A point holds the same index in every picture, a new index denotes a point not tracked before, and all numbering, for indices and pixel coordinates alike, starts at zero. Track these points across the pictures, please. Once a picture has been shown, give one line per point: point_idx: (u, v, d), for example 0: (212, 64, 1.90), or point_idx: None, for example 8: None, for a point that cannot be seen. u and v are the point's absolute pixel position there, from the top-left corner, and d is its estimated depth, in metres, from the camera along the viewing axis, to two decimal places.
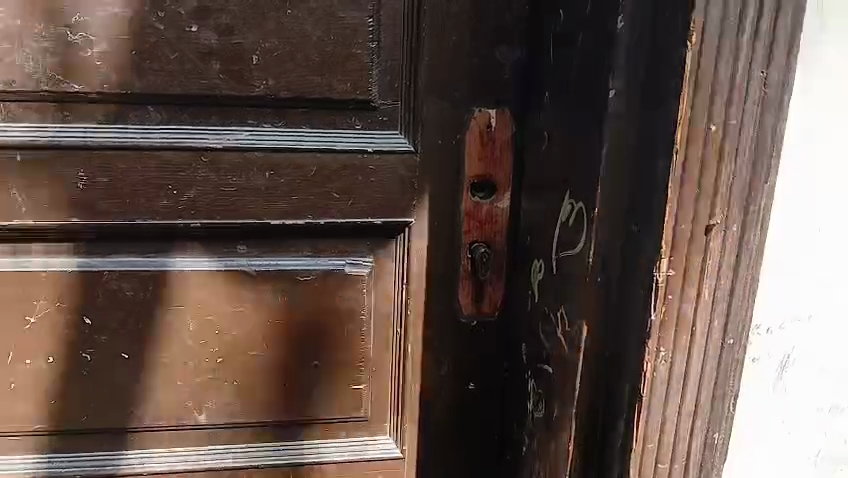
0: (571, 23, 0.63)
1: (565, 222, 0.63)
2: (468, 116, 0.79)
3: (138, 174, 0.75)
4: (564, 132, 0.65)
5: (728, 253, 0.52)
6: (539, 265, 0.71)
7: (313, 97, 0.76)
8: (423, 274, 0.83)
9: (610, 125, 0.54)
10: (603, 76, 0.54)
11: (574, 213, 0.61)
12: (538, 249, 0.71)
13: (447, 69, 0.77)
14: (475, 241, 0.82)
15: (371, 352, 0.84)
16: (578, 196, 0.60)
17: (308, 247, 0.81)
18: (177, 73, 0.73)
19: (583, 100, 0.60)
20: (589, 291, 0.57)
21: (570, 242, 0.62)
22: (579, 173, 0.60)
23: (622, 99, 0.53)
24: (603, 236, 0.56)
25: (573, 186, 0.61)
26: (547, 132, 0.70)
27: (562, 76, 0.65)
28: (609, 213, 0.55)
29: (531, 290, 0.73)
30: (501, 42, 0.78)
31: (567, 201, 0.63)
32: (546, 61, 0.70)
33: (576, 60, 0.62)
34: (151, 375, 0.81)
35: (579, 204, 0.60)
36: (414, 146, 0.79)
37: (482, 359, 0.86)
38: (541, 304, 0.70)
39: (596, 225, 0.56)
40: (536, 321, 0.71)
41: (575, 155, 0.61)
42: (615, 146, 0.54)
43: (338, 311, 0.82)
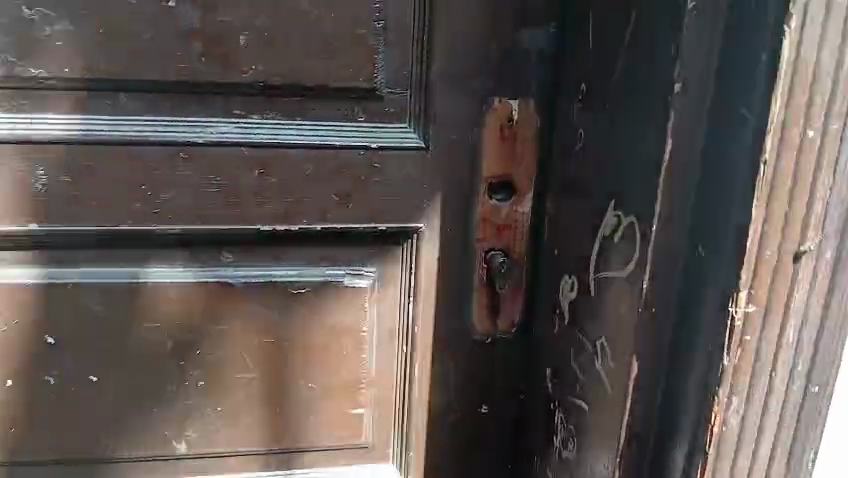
0: (620, 2, 0.53)
1: (609, 239, 0.54)
2: (486, 107, 0.69)
3: (107, 174, 0.65)
4: (610, 132, 0.55)
5: (815, 283, 0.44)
6: (573, 282, 0.62)
7: (309, 85, 0.66)
8: (434, 286, 0.73)
9: (674, 128, 0.45)
10: (668, 69, 0.46)
11: (622, 229, 0.52)
12: (571, 263, 0.62)
13: (465, 53, 0.67)
14: (492, 249, 0.73)
15: (372, 373, 0.75)
16: (629, 208, 0.51)
17: (301, 257, 0.71)
18: (151, 56, 0.63)
19: (634, 95, 0.51)
20: (642, 326, 0.49)
21: (618, 262, 0.53)
22: (630, 182, 0.51)
23: (690, 98, 0.45)
24: (661, 259, 0.47)
25: (621, 197, 0.52)
26: (583, 130, 0.61)
27: (608, 66, 0.56)
28: (673, 233, 0.47)
29: (560, 309, 0.64)
30: (526, 23, 0.67)
31: (613, 214, 0.54)
32: (584, 49, 0.60)
33: (627, 47, 0.52)
34: (125, 401, 0.71)
35: (630, 219, 0.51)
36: (425, 142, 0.69)
37: (495, 382, 0.77)
38: (575, 328, 0.61)
39: (653, 246, 0.48)
40: (566, 348, 0.62)
41: (624, 160, 0.52)
42: (680, 154, 0.46)
43: (336, 329, 0.73)
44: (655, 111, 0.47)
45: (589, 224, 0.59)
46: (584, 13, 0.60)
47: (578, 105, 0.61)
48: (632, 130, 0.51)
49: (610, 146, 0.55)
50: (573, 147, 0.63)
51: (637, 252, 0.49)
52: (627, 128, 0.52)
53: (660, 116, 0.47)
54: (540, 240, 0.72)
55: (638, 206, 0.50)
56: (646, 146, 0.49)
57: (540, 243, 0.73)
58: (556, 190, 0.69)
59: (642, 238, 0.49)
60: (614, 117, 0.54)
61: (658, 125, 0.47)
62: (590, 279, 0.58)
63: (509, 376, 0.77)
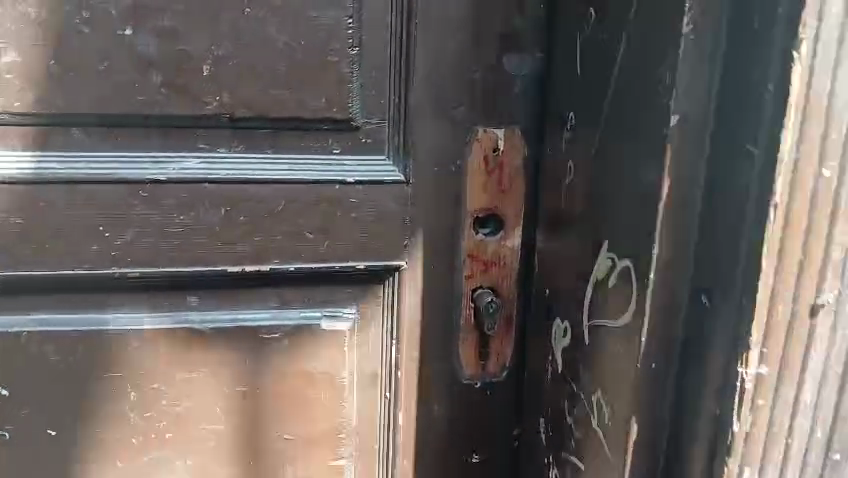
0: (607, 27, 0.49)
1: (602, 284, 0.50)
2: (470, 137, 0.64)
3: (60, 214, 0.60)
4: (599, 166, 0.51)
5: (825, 336, 0.40)
6: (564, 327, 0.57)
7: (278, 116, 0.61)
8: (417, 327, 0.68)
9: (669, 166, 0.42)
10: (661, 101, 0.42)
11: (615, 275, 0.48)
12: (563, 305, 0.58)
13: (446, 79, 0.63)
14: (479, 287, 0.68)
15: (354, 421, 0.70)
16: (623, 252, 0.47)
17: (274, 298, 0.66)
18: (106, 88, 0.58)
19: (624, 127, 0.47)
20: (641, 383, 0.45)
21: (612, 311, 0.49)
22: (623, 222, 0.47)
23: (687, 133, 0.41)
24: (658, 308, 0.44)
25: (616, 240, 0.48)
26: (571, 162, 0.56)
27: (596, 95, 0.52)
28: (673, 280, 0.44)
29: (552, 355, 0.60)
30: (511, 47, 0.63)
31: (605, 257, 0.50)
32: (571, 76, 0.56)
33: (616, 75, 0.48)
34: (86, 457, 0.66)
35: (625, 263, 0.47)
36: (404, 174, 0.64)
37: (487, 429, 0.72)
38: (567, 377, 0.57)
39: (652, 296, 0.44)
40: (560, 398, 0.58)
41: (615, 197, 0.48)
42: (678, 193, 0.42)
43: (312, 376, 0.68)
44: (648, 143, 0.44)
45: (581, 265, 0.54)
46: (570, 37, 0.56)
47: (566, 135, 0.57)
48: (623, 162, 0.47)
49: (600, 179, 0.51)
50: (561, 180, 0.58)
51: (634, 300, 0.45)
52: (618, 163, 0.48)
53: (654, 149, 0.43)
54: (530, 277, 0.68)
55: (632, 248, 0.46)
56: (639, 184, 0.45)
57: (530, 280, 0.68)
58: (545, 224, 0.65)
59: (638, 286, 0.45)
60: (604, 150, 0.50)
61: (652, 161, 0.43)
62: (583, 327, 0.54)
63: (501, 422, 0.72)
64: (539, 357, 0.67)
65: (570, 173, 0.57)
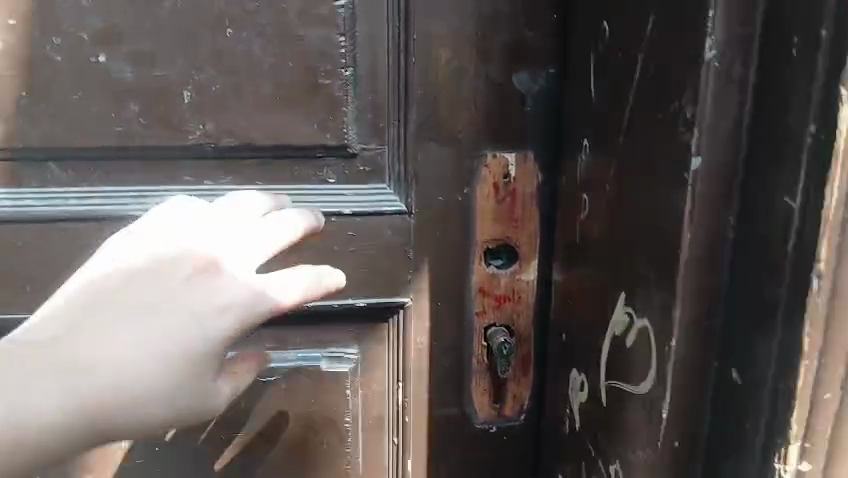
0: (621, 46, 0.43)
1: (621, 340, 0.44)
2: (478, 162, 0.58)
3: (39, 252, 0.57)
4: (612, 204, 0.45)
5: None
6: (583, 382, 0.52)
7: (267, 144, 0.56)
8: (425, 368, 0.63)
9: (690, 216, 0.36)
10: (680, 139, 0.36)
11: (634, 333, 0.42)
12: (581, 357, 0.52)
13: (451, 101, 0.57)
14: (492, 324, 0.62)
15: (360, 467, 0.65)
16: (643, 309, 0.41)
17: (270, 339, 0.61)
18: (83, 120, 0.54)
19: (637, 165, 0.41)
20: (662, 461, 0.40)
21: (631, 376, 0.42)
22: (640, 274, 0.41)
23: (712, 178, 0.35)
24: (685, 380, 0.38)
25: (634, 294, 0.42)
26: (585, 196, 0.50)
27: (609, 123, 0.45)
28: (697, 348, 0.38)
29: (570, 410, 0.55)
30: (521, 63, 0.57)
31: (622, 310, 0.43)
32: (586, 99, 0.49)
33: (631, 104, 0.41)
34: None
35: (644, 322, 0.40)
36: (407, 204, 0.59)
37: (505, 476, 0.66)
38: (584, 437, 0.52)
39: (673, 366, 0.38)
40: (577, 460, 0.54)
41: (630, 244, 0.42)
42: (700, 248, 0.36)
43: (313, 420, 0.63)
44: (664, 187, 0.38)
45: (599, 314, 0.48)
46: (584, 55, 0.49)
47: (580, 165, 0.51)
48: (638, 203, 0.41)
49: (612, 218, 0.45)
50: (576, 217, 0.52)
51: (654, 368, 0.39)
52: (632, 205, 0.42)
53: (671, 194, 0.37)
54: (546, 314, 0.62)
55: (653, 310, 0.39)
56: (656, 234, 0.38)
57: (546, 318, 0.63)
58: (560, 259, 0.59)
59: (658, 352, 0.39)
60: (618, 188, 0.44)
61: (673, 209, 0.37)
62: (601, 387, 0.48)
63: (519, 469, 0.66)
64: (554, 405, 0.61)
65: (584, 208, 0.50)
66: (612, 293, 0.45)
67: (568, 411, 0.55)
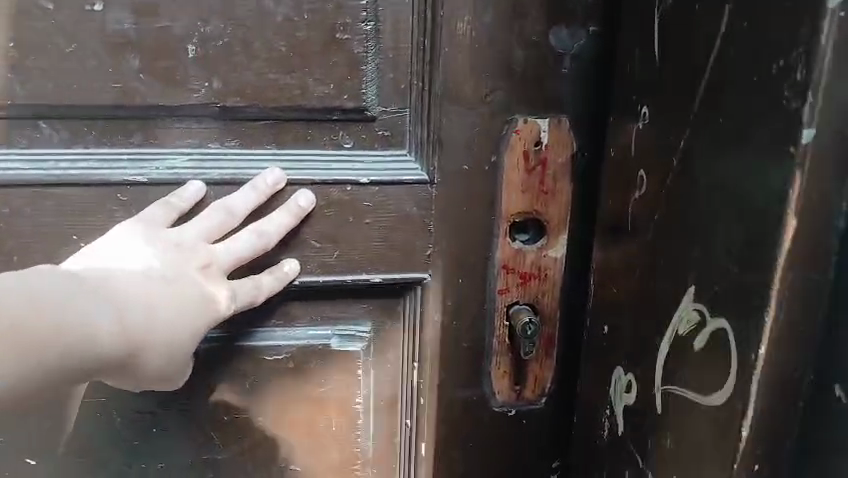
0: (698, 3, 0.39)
1: (687, 338, 0.41)
2: (507, 128, 0.54)
3: (28, 220, 0.52)
4: (682, 184, 0.41)
5: None
6: (628, 381, 0.50)
7: (278, 105, 0.52)
8: (443, 348, 0.58)
9: (797, 200, 0.32)
10: (784, 109, 0.32)
11: (706, 333, 0.39)
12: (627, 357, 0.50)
13: (480, 60, 0.52)
14: (516, 302, 0.58)
15: (370, 452, 0.62)
16: (718, 310, 0.38)
17: (277, 316, 0.57)
18: (75, 74, 0.49)
19: (718, 140, 0.37)
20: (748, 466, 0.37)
21: (700, 382, 0.40)
22: (718, 267, 0.38)
23: (825, 154, 0.32)
24: (770, 397, 0.35)
25: (706, 293, 0.39)
26: (642, 172, 0.46)
27: (679, 90, 0.41)
28: (794, 340, 0.35)
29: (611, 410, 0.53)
30: (558, 20, 0.52)
31: (691, 306, 0.40)
32: (647, 64, 0.46)
33: (712, 68, 0.38)
34: None
35: (720, 324, 0.38)
36: (428, 173, 0.55)
37: (522, 460, 0.63)
38: (627, 443, 0.50)
39: (758, 377, 0.35)
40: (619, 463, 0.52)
41: (708, 231, 0.38)
42: (810, 223, 0.33)
43: (322, 400, 0.60)
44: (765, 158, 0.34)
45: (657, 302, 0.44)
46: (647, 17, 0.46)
47: (638, 133, 0.47)
48: (719, 178, 0.37)
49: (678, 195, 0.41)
50: (628, 196, 0.49)
51: (733, 379, 0.36)
52: (709, 183, 0.38)
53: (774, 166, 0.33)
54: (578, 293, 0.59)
55: (732, 311, 0.36)
56: (745, 221, 0.35)
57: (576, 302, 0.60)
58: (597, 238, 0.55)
59: (738, 358, 0.36)
60: (691, 163, 0.40)
61: (773, 193, 0.33)
62: (655, 395, 0.45)
63: (537, 453, 0.63)
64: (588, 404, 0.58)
65: (641, 186, 0.46)
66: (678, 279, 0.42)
67: (607, 411, 0.54)
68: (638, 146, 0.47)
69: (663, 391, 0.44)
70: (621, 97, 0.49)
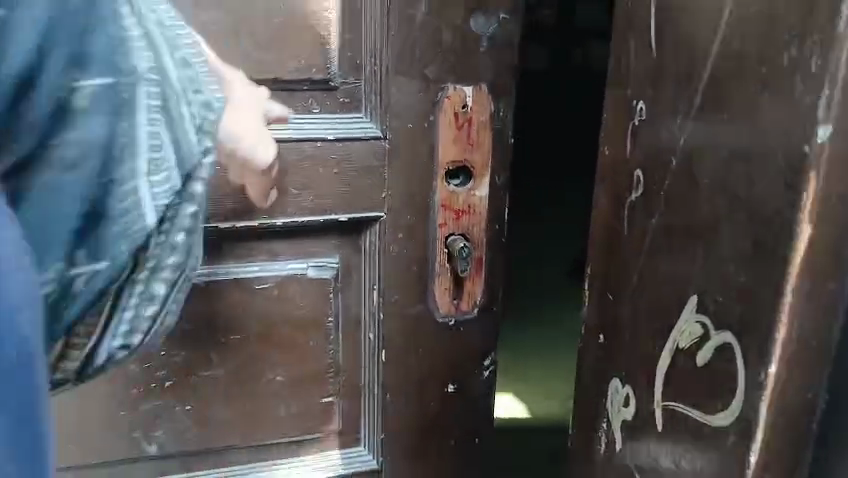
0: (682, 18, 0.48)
1: (690, 350, 0.47)
2: (439, 94, 0.69)
3: None
4: (680, 182, 0.47)
5: None
6: (626, 395, 0.57)
7: (262, 79, 0.65)
8: (396, 272, 0.73)
9: (811, 202, 0.35)
10: (770, 106, 0.37)
11: (708, 347, 0.44)
12: (625, 372, 0.57)
13: (417, 40, 0.67)
14: (452, 234, 0.74)
15: (339, 360, 0.75)
16: (722, 326, 0.42)
17: (264, 251, 0.71)
18: None
19: (710, 144, 0.44)
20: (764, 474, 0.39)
21: (697, 395, 0.45)
22: (724, 272, 0.42)
23: (840, 151, 0.34)
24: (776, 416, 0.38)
25: (709, 306, 0.44)
26: (639, 172, 0.54)
27: (681, 100, 0.48)
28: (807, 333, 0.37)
29: (608, 422, 0.61)
30: (477, 9, 0.68)
31: (694, 318, 0.46)
32: (645, 64, 0.53)
33: (707, 79, 0.44)
34: (91, 404, 0.70)
35: (723, 339, 0.42)
36: (381, 131, 0.69)
37: (461, 361, 0.79)
38: (630, 455, 0.57)
39: (766, 397, 0.38)
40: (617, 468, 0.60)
41: (713, 233, 0.43)
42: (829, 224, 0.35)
43: (301, 320, 0.73)
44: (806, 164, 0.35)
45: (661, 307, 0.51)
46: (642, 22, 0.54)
47: (635, 125, 0.55)
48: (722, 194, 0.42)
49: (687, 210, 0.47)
50: (626, 192, 0.57)
51: (738, 403, 0.40)
52: (710, 183, 0.44)
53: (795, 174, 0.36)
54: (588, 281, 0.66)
55: (736, 315, 0.41)
56: (754, 222, 0.39)
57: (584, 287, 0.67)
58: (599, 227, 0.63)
59: (745, 373, 0.40)
60: (689, 165, 0.46)
61: (775, 188, 0.37)
62: (657, 411, 0.51)
63: (474, 355, 0.79)
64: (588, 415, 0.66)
65: (638, 185, 0.55)
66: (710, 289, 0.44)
67: (605, 423, 0.62)
68: (635, 144, 0.55)
69: (663, 406, 0.50)
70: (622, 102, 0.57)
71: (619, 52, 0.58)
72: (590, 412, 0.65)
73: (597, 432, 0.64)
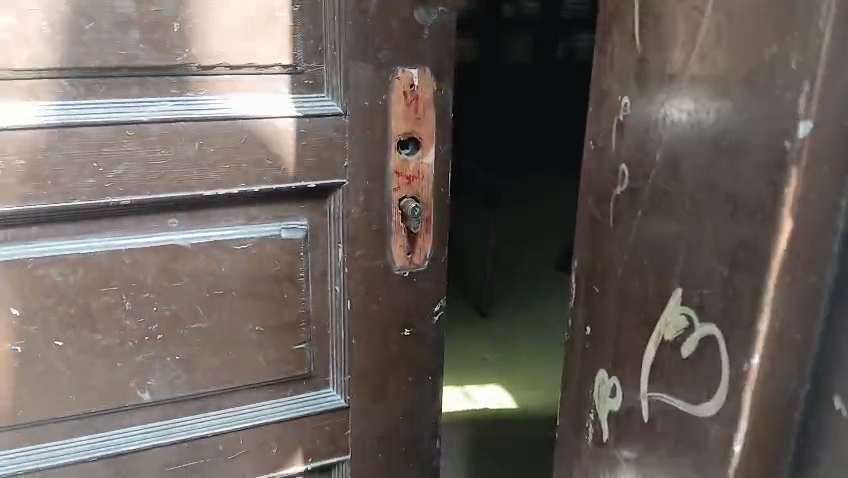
0: (662, 22, 0.51)
1: (675, 342, 0.52)
2: (391, 76, 0.81)
3: (57, 154, 0.71)
4: (667, 177, 0.52)
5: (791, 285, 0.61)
6: (612, 387, 0.62)
7: (238, 64, 0.75)
8: (358, 231, 0.85)
9: (792, 195, 0.40)
10: (757, 114, 0.42)
11: (695, 337, 0.49)
12: (611, 367, 0.62)
13: (371, 30, 0.79)
14: (405, 197, 0.86)
15: (310, 310, 0.86)
16: (707, 318, 0.48)
17: (241, 216, 0.81)
18: (92, 44, 0.70)
19: (697, 139, 0.48)
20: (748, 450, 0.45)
21: (681, 386, 0.51)
22: (708, 265, 0.48)
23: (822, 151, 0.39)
24: (761, 405, 0.44)
25: (693, 299, 0.49)
26: (623, 167, 0.57)
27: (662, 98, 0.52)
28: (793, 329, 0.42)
29: (594, 414, 0.66)
30: (420, 3, 0.80)
31: (678, 310, 0.51)
32: (630, 59, 0.56)
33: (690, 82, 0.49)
34: (89, 360, 0.78)
35: (708, 330, 0.48)
36: (341, 108, 0.80)
37: (415, 307, 0.91)
38: (612, 441, 0.63)
39: (750, 386, 0.44)
40: (604, 457, 0.65)
41: (698, 227, 0.49)
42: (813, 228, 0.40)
43: (276, 276, 0.83)
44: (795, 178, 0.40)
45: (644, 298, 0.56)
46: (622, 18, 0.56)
47: (619, 120, 0.58)
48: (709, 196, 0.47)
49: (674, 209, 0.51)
50: (609, 187, 0.60)
51: (723, 390, 0.46)
52: (696, 178, 0.49)
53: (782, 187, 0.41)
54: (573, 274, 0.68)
55: (719, 307, 0.47)
56: (738, 217, 0.45)
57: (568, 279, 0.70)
58: (584, 220, 0.65)
59: (731, 365, 0.45)
60: (675, 159, 0.51)
61: (761, 187, 0.42)
62: (640, 401, 0.57)
63: (426, 301, 0.91)
64: (573, 409, 0.71)
65: (623, 180, 0.58)
66: (691, 272, 0.49)
67: (590, 414, 0.67)
68: (620, 139, 0.58)
69: (648, 397, 0.56)
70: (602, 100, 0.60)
71: (603, 46, 0.59)
72: (575, 406, 0.70)
73: (583, 424, 0.69)
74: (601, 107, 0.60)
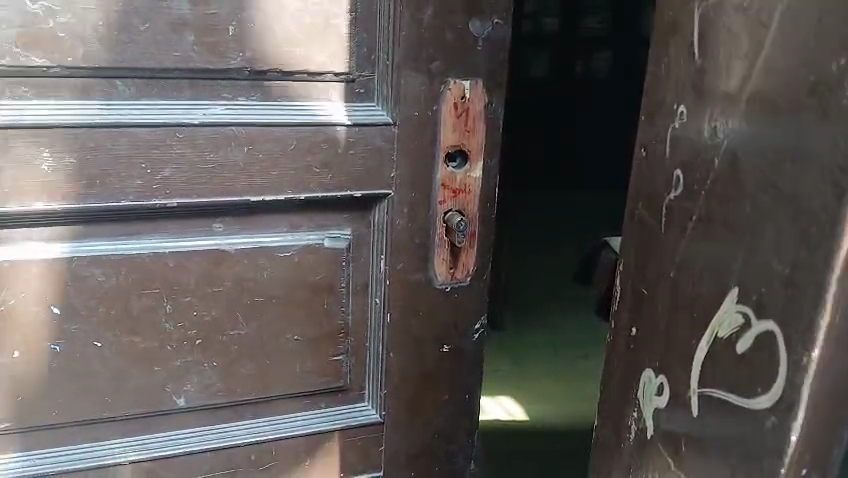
0: (720, 35, 0.52)
1: (728, 340, 0.50)
2: (443, 87, 0.80)
3: (108, 154, 0.71)
4: (723, 182, 0.51)
5: None
6: (659, 384, 0.60)
7: (290, 69, 0.74)
8: (401, 243, 0.83)
9: None
10: (817, 126, 0.41)
11: (753, 334, 0.47)
12: (659, 363, 0.60)
13: (425, 38, 0.77)
14: (450, 210, 0.84)
15: (351, 322, 0.85)
16: (764, 315, 0.46)
17: (285, 223, 0.80)
18: (150, 45, 0.69)
19: (753, 148, 0.48)
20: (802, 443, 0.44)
21: (736, 386, 0.49)
22: (767, 264, 0.46)
23: None
24: (816, 394, 0.42)
25: (751, 297, 0.47)
26: (679, 172, 0.57)
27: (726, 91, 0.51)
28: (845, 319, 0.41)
29: (638, 412, 0.65)
30: (476, 15, 0.79)
31: (733, 309, 0.50)
32: (686, 70, 0.56)
33: (753, 84, 0.48)
34: (126, 361, 0.77)
35: (765, 326, 0.46)
36: (392, 118, 0.79)
37: (456, 323, 0.89)
38: (658, 441, 0.61)
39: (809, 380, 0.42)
40: (650, 459, 0.63)
41: (757, 228, 0.47)
42: None
43: (316, 285, 0.82)
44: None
45: (696, 301, 0.55)
46: (685, 31, 0.56)
47: (674, 130, 0.57)
48: (769, 189, 0.46)
49: (733, 211, 0.50)
50: (662, 193, 0.60)
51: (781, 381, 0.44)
52: (758, 183, 0.47)
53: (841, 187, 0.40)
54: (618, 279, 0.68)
55: (777, 302, 0.45)
56: (801, 223, 0.43)
57: (615, 285, 0.69)
58: (633, 225, 0.65)
59: (787, 360, 0.44)
60: (733, 165, 0.50)
61: (825, 193, 0.41)
62: (692, 398, 0.55)
63: (466, 316, 0.89)
64: (616, 406, 0.69)
65: (678, 185, 0.57)
66: (741, 270, 0.49)
67: (634, 412, 0.65)
68: (674, 148, 0.58)
69: (699, 393, 0.54)
70: (661, 104, 0.60)
71: (657, 58, 0.60)
72: (618, 403, 0.68)
73: (627, 421, 0.67)
74: (655, 116, 0.61)
